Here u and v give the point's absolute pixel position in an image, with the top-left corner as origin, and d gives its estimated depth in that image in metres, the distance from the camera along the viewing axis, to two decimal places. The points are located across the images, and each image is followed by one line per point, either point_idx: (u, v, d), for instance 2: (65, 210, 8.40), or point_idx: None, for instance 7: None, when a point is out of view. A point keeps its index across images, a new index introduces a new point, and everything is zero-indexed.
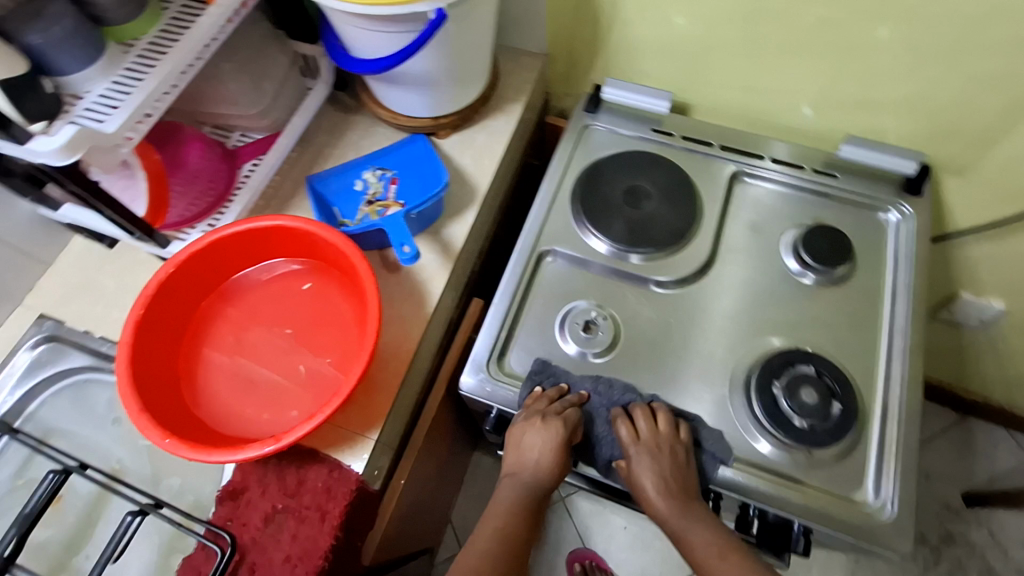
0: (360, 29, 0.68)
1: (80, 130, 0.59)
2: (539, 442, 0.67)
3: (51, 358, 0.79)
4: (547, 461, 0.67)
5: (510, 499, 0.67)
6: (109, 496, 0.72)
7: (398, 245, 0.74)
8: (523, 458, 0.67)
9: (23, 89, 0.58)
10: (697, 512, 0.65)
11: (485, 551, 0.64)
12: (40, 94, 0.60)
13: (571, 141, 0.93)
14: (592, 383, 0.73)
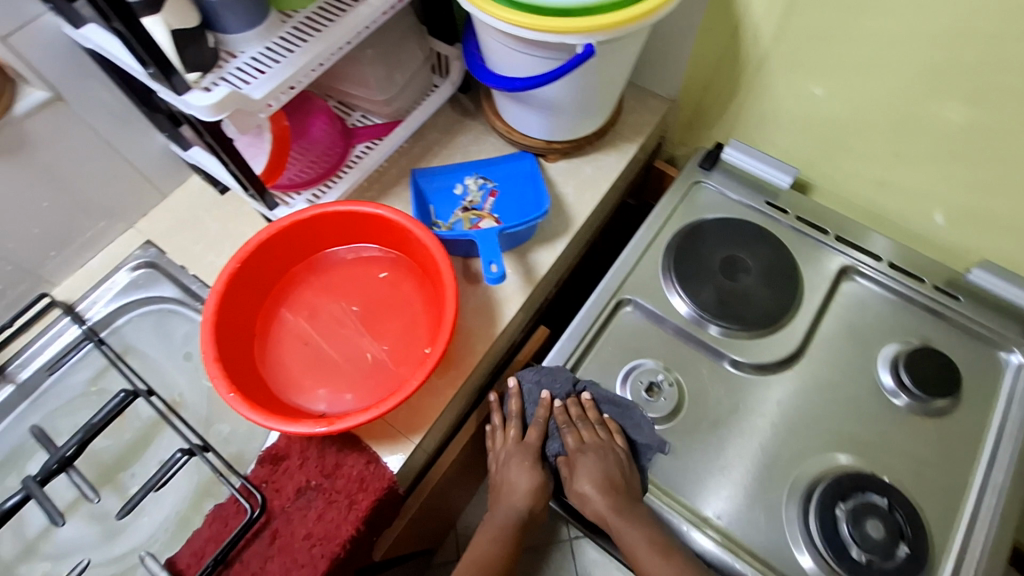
0: (506, 47, 0.70)
1: (233, 92, 0.62)
2: (518, 468, 0.73)
3: (146, 283, 0.83)
4: (519, 485, 0.72)
5: (494, 528, 0.72)
6: (163, 426, 0.75)
7: (486, 262, 0.73)
8: (504, 488, 0.73)
9: (187, 40, 0.62)
10: (641, 514, 0.68)
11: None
12: (201, 48, 0.64)
13: (678, 194, 0.91)
14: (536, 376, 0.77)
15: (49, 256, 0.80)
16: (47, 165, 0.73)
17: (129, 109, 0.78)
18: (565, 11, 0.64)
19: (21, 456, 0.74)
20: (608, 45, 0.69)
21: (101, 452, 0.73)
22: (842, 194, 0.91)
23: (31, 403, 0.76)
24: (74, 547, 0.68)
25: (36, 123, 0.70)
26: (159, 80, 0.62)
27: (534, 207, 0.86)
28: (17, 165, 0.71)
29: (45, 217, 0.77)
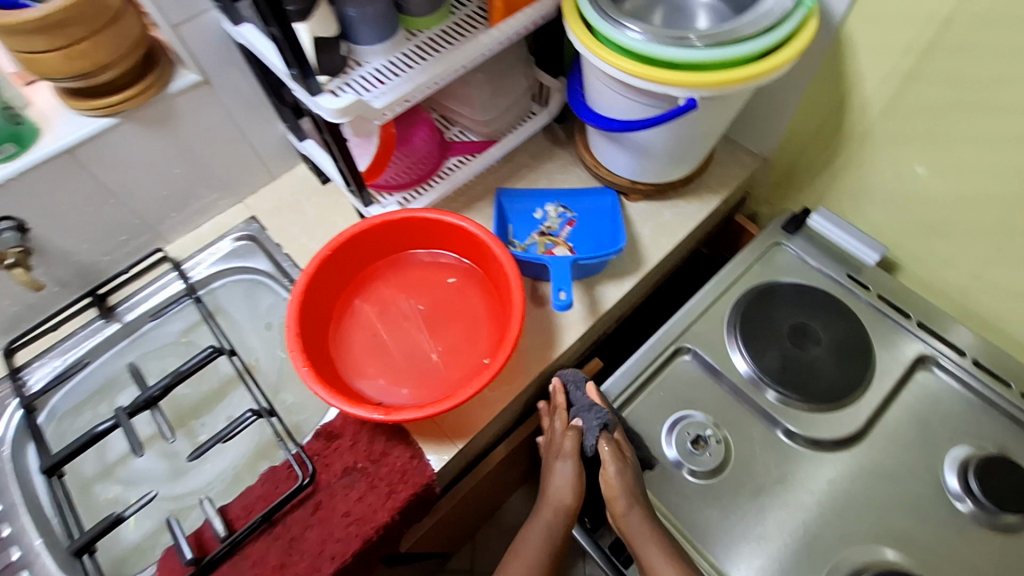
0: (608, 89, 0.74)
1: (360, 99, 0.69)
2: (557, 468, 0.73)
3: (244, 253, 0.91)
4: (564, 488, 0.71)
5: (537, 543, 0.70)
6: (237, 385, 0.82)
7: (556, 289, 0.76)
8: (546, 496, 0.73)
9: (325, 45, 0.69)
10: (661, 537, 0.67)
11: None
12: (334, 54, 0.71)
13: (755, 253, 0.91)
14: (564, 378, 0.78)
15: (169, 217, 0.89)
16: (186, 137, 0.82)
17: (261, 99, 0.87)
18: (674, 64, 0.67)
19: (113, 388, 0.82)
20: (710, 99, 0.71)
21: (181, 398, 0.80)
22: (931, 279, 0.88)
23: (129, 343, 0.85)
24: (144, 478, 0.75)
25: (186, 100, 0.79)
26: (297, 80, 0.68)
27: (610, 242, 0.88)
28: (162, 135, 0.80)
29: (174, 182, 0.86)
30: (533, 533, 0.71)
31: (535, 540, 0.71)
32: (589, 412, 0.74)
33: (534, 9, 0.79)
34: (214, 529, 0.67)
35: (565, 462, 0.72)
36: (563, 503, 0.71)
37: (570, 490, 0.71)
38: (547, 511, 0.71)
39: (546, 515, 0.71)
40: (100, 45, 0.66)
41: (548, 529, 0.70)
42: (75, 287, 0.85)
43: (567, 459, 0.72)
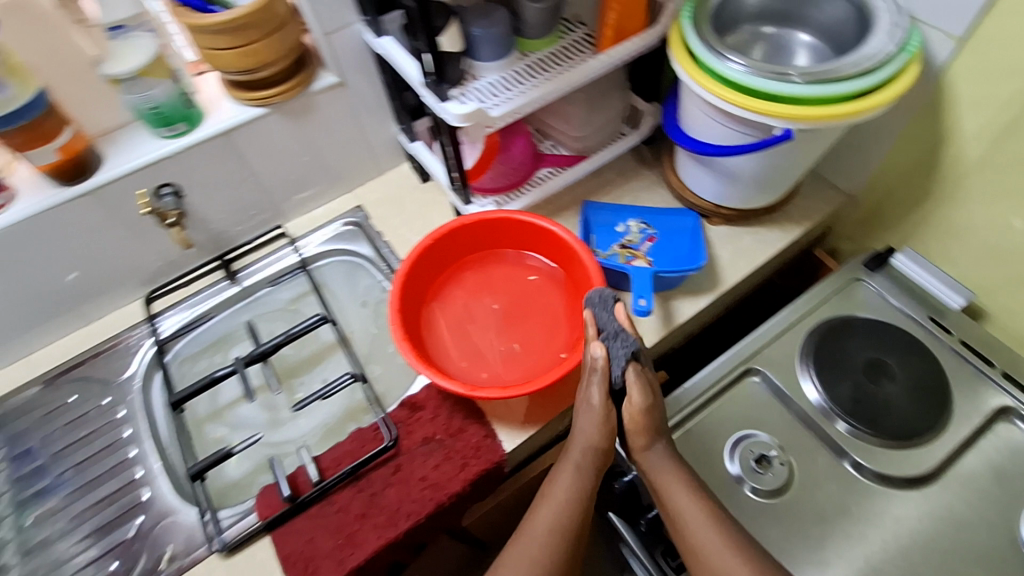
0: (704, 115, 0.79)
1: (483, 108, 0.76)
2: (584, 408, 0.72)
3: (349, 237, 1.01)
4: (590, 430, 0.72)
5: (568, 482, 0.72)
6: (334, 353, 0.91)
7: (637, 296, 0.82)
8: (574, 436, 0.74)
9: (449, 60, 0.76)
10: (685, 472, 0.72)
11: (552, 525, 0.70)
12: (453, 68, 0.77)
13: (834, 286, 0.92)
14: (593, 304, 0.74)
15: (291, 198, 1.00)
16: (317, 129, 0.93)
17: (383, 102, 0.97)
18: (774, 96, 0.72)
19: (228, 342, 0.92)
20: (806, 132, 0.75)
21: (285, 358, 0.90)
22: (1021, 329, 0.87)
23: (245, 304, 0.96)
24: (248, 424, 0.85)
25: (324, 98, 0.89)
26: (431, 88, 0.76)
27: (689, 259, 0.92)
28: (299, 126, 0.91)
29: (301, 168, 0.96)
30: (563, 475, 0.73)
31: (565, 483, 0.72)
32: (616, 339, 0.70)
33: (642, 36, 0.84)
34: (309, 474, 0.75)
35: (593, 401, 0.72)
36: (593, 443, 0.72)
37: (597, 427, 0.72)
38: (576, 453, 0.73)
39: (575, 455, 0.73)
40: (268, 46, 0.78)
41: (579, 469, 0.73)
42: (207, 250, 0.96)
43: (593, 399, 0.72)
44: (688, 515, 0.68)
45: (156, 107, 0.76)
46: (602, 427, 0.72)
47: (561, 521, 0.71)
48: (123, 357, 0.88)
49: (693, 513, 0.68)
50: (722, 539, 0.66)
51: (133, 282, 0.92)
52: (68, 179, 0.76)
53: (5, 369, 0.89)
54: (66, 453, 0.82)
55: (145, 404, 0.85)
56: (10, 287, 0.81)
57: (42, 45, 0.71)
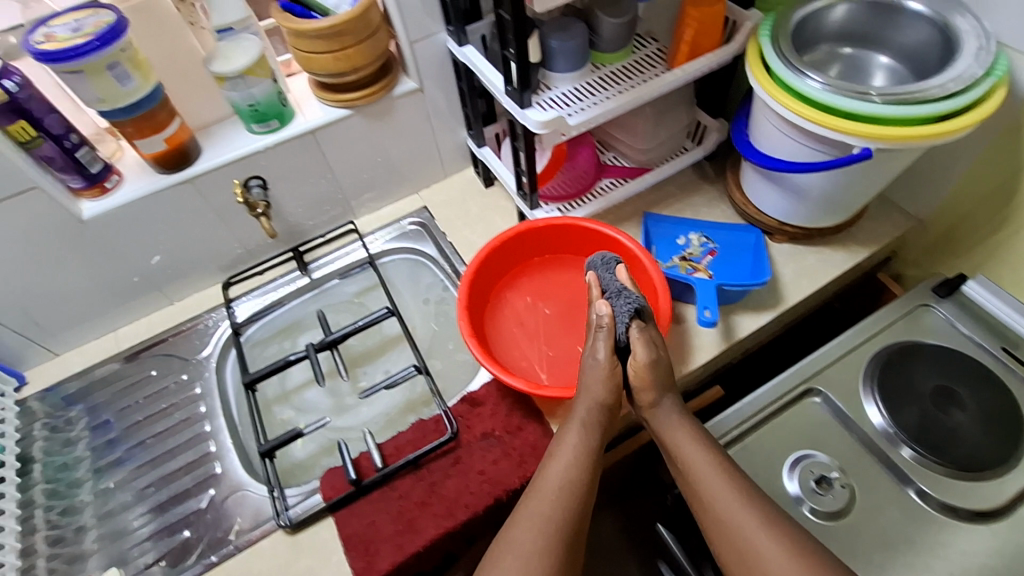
0: (778, 131, 0.80)
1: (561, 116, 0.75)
2: (588, 364, 0.71)
3: (414, 235, 1.05)
4: (596, 386, 0.71)
5: (576, 440, 0.69)
6: (396, 346, 0.95)
7: (702, 307, 0.82)
8: (579, 393, 0.72)
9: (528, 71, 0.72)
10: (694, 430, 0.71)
11: (564, 482, 0.66)
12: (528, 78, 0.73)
13: (900, 311, 0.91)
14: (601, 267, 0.77)
15: (363, 196, 1.04)
16: (394, 131, 0.98)
17: (455, 108, 1.01)
18: (853, 115, 0.72)
19: (297, 329, 0.98)
20: (884, 152, 0.75)
21: (351, 348, 0.94)
22: None
23: (314, 294, 1.00)
24: (314, 408, 0.89)
25: (404, 103, 0.94)
26: (513, 96, 0.75)
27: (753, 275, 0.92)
28: (377, 128, 0.95)
29: (375, 168, 1.01)
30: (569, 433, 0.70)
31: (573, 441, 0.69)
32: (619, 297, 0.72)
33: (716, 54, 0.84)
34: (373, 459, 0.78)
35: (597, 357, 0.71)
36: (603, 399, 0.71)
37: (603, 383, 0.71)
38: (582, 409, 0.71)
39: (581, 412, 0.71)
40: (361, 51, 0.82)
41: (587, 426, 0.70)
42: (282, 242, 1.01)
43: (599, 355, 0.71)
44: (702, 475, 0.67)
45: (254, 104, 0.82)
46: (609, 382, 0.71)
47: (571, 480, 0.67)
48: (202, 336, 0.94)
49: (707, 471, 0.67)
50: (738, 494, 0.65)
51: (214, 267, 0.97)
52: (171, 167, 0.82)
53: (93, 341, 0.95)
54: (145, 423, 0.87)
55: (220, 383, 0.89)
56: (107, 264, 0.87)
57: (163, 44, 0.78)
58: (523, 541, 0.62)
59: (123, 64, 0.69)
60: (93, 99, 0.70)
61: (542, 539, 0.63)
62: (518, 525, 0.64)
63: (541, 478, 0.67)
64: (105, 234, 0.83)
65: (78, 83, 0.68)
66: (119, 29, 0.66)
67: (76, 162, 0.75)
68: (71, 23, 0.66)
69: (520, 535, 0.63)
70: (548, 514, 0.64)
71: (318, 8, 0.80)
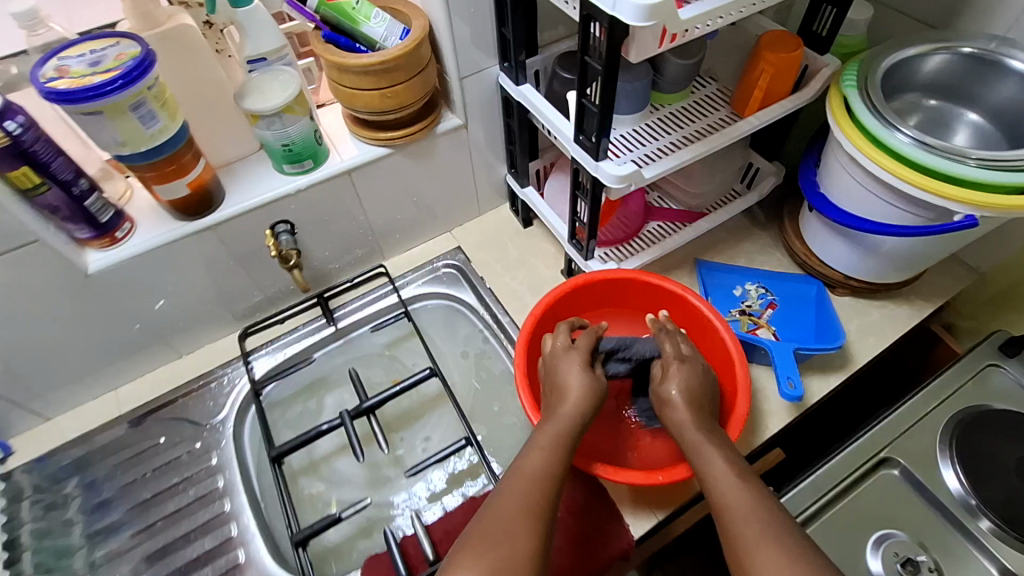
0: (864, 190, 0.75)
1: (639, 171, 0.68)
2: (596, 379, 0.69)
3: (449, 280, 0.96)
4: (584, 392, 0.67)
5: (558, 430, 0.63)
6: (435, 406, 0.86)
7: (784, 377, 0.76)
8: (561, 392, 0.68)
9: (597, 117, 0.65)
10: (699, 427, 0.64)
11: (543, 470, 0.59)
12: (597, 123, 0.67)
13: (968, 372, 0.87)
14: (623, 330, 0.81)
15: (394, 237, 0.95)
16: (432, 170, 0.89)
17: (497, 144, 0.93)
18: (953, 179, 0.67)
19: (323, 386, 0.89)
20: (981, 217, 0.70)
21: (385, 409, 0.86)
22: None
23: (339, 344, 0.90)
24: (347, 481, 0.80)
25: (446, 140, 0.86)
26: (588, 150, 0.69)
27: (824, 336, 0.84)
28: (416, 167, 0.87)
29: (410, 208, 0.92)
30: (553, 423, 0.63)
31: (553, 430, 0.63)
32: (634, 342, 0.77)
33: (789, 101, 0.78)
34: (423, 549, 0.69)
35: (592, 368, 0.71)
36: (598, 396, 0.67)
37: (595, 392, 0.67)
38: (577, 405, 0.66)
39: (565, 406, 0.65)
40: (410, 89, 0.74)
41: (577, 420, 0.64)
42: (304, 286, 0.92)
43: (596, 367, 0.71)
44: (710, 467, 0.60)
45: (288, 144, 0.73)
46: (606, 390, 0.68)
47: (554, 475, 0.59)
48: (215, 397, 0.83)
49: (714, 465, 0.60)
50: (747, 488, 0.57)
51: (229, 318, 0.87)
52: (191, 213, 0.73)
53: (90, 402, 0.85)
54: (154, 501, 0.77)
55: (238, 452, 0.80)
56: (111, 320, 0.77)
57: (190, 75, 0.68)
58: (500, 528, 0.54)
59: (149, 103, 0.59)
60: (112, 143, 0.60)
61: (521, 525, 0.54)
62: (496, 516, 0.55)
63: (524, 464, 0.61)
64: (113, 289, 0.73)
65: (96, 125, 0.58)
66: (147, 64, 0.58)
67: (85, 211, 0.65)
68: (87, 54, 0.58)
69: (493, 520, 0.55)
70: (530, 501, 0.56)
71: (363, 39, 0.72)
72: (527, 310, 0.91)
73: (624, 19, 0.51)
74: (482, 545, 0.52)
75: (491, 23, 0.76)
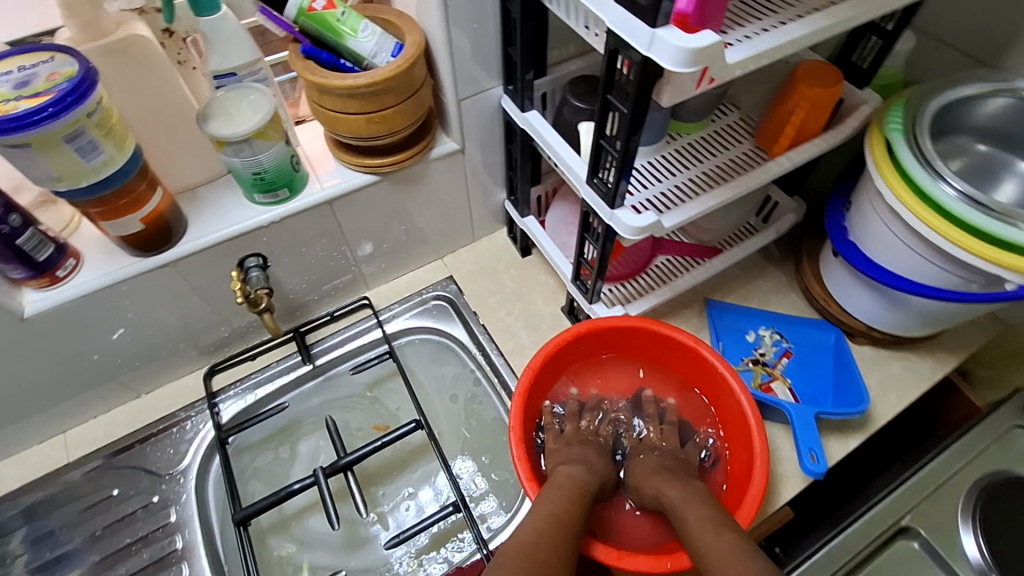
0: (903, 244, 0.68)
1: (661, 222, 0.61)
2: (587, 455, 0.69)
3: (439, 313, 0.88)
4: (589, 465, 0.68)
5: (564, 482, 0.63)
6: (421, 457, 0.79)
7: (805, 448, 0.70)
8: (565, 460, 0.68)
9: (601, 153, 0.60)
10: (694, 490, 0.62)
11: (552, 513, 0.58)
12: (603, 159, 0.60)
13: (991, 435, 0.81)
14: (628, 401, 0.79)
15: (380, 266, 0.87)
16: (424, 197, 0.81)
17: (496, 168, 0.85)
18: (1006, 243, 0.60)
19: (297, 430, 0.81)
20: None
21: (365, 460, 0.78)
22: None
23: (317, 383, 0.82)
24: (320, 542, 0.73)
25: (441, 165, 0.77)
26: (603, 194, 0.62)
27: (843, 400, 0.79)
28: (406, 193, 0.78)
29: (398, 236, 0.84)
30: (560, 478, 0.63)
31: (560, 480, 0.63)
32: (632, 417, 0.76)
33: (822, 140, 0.71)
34: None
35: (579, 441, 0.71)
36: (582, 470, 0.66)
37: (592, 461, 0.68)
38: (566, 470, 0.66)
39: (572, 467, 0.66)
40: (402, 113, 0.65)
41: (569, 490, 0.62)
42: (279, 318, 0.84)
43: (585, 440, 0.71)
44: (693, 524, 0.57)
45: (260, 172, 0.64)
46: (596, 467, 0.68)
47: (555, 523, 0.57)
48: (176, 443, 0.75)
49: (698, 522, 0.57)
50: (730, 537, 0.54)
51: (193, 353, 0.79)
52: (147, 248, 0.64)
53: (35, 447, 0.76)
54: (105, 565, 0.69)
55: (200, 509, 0.72)
56: (55, 362, 0.68)
57: (146, 91, 0.59)
58: None
59: (89, 133, 0.50)
60: (44, 177, 0.51)
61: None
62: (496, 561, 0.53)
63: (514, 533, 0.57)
64: (55, 331, 0.64)
65: (25, 160, 0.49)
66: (85, 86, 0.48)
67: (17, 250, 0.57)
68: (14, 72, 0.49)
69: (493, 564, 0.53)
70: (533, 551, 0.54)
71: (349, 54, 0.63)
72: (523, 351, 0.84)
73: (662, 62, 0.44)
74: None
75: (496, 41, 0.67)
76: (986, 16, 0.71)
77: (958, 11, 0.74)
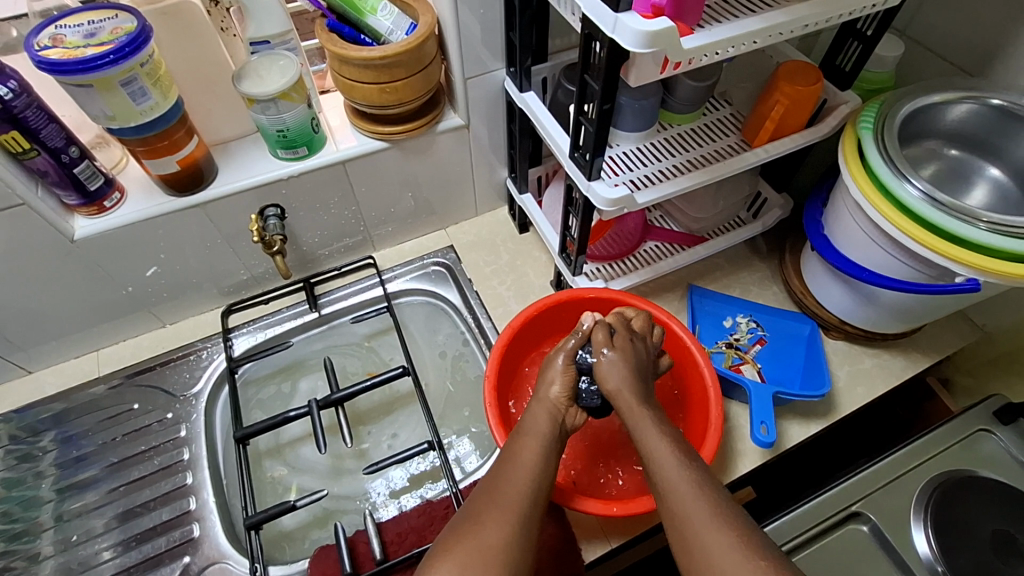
0: (868, 238, 0.72)
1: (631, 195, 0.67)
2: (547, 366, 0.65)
3: (437, 276, 0.95)
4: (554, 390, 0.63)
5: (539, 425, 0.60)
6: (406, 404, 0.86)
7: (757, 420, 0.75)
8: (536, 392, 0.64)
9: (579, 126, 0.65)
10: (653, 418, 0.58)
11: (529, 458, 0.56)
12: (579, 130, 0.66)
13: (955, 434, 0.83)
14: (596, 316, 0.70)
15: (388, 230, 0.95)
16: (430, 167, 0.88)
17: (499, 146, 0.91)
18: (959, 239, 0.64)
19: (299, 369, 0.90)
20: (992, 282, 0.66)
21: (357, 401, 0.86)
22: None
23: (321, 330, 0.91)
24: (309, 467, 0.81)
25: (447, 139, 0.84)
26: (583, 167, 0.68)
27: (810, 383, 0.82)
28: (412, 163, 0.85)
29: (407, 203, 0.92)
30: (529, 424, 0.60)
31: (538, 425, 0.60)
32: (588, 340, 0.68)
33: (801, 135, 0.75)
34: (372, 549, 0.70)
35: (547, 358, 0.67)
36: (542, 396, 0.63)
37: (559, 378, 0.64)
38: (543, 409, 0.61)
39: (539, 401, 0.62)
40: (411, 85, 0.73)
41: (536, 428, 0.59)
42: (293, 268, 0.93)
43: (564, 350, 0.66)
44: (650, 449, 0.55)
45: (283, 129, 0.73)
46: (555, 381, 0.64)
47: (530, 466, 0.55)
48: (193, 368, 0.85)
49: (682, 497, 0.50)
50: (693, 470, 0.52)
51: (214, 291, 0.88)
52: (181, 189, 0.73)
53: (73, 360, 0.87)
54: (122, 466, 0.78)
55: (207, 427, 0.81)
56: (96, 286, 0.78)
57: (187, 48, 0.68)
58: (466, 540, 0.49)
59: (140, 80, 0.60)
60: (101, 116, 0.61)
61: (490, 538, 0.49)
62: (469, 515, 0.51)
63: (477, 499, 0.53)
64: (98, 255, 0.74)
65: (86, 97, 0.59)
66: (141, 40, 0.57)
67: (74, 178, 0.66)
68: (84, 25, 0.58)
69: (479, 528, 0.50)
70: (511, 500, 0.52)
71: (368, 31, 0.71)
72: (510, 317, 0.90)
73: (625, 44, 0.50)
74: (452, 551, 0.48)
75: (500, 26, 0.74)
76: (972, 28, 0.74)
77: (947, 21, 0.77)
